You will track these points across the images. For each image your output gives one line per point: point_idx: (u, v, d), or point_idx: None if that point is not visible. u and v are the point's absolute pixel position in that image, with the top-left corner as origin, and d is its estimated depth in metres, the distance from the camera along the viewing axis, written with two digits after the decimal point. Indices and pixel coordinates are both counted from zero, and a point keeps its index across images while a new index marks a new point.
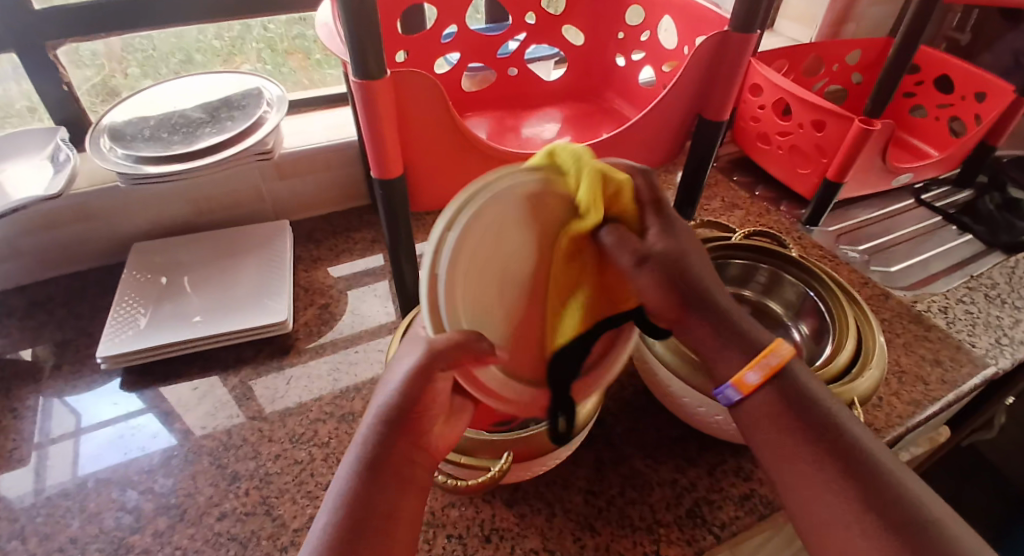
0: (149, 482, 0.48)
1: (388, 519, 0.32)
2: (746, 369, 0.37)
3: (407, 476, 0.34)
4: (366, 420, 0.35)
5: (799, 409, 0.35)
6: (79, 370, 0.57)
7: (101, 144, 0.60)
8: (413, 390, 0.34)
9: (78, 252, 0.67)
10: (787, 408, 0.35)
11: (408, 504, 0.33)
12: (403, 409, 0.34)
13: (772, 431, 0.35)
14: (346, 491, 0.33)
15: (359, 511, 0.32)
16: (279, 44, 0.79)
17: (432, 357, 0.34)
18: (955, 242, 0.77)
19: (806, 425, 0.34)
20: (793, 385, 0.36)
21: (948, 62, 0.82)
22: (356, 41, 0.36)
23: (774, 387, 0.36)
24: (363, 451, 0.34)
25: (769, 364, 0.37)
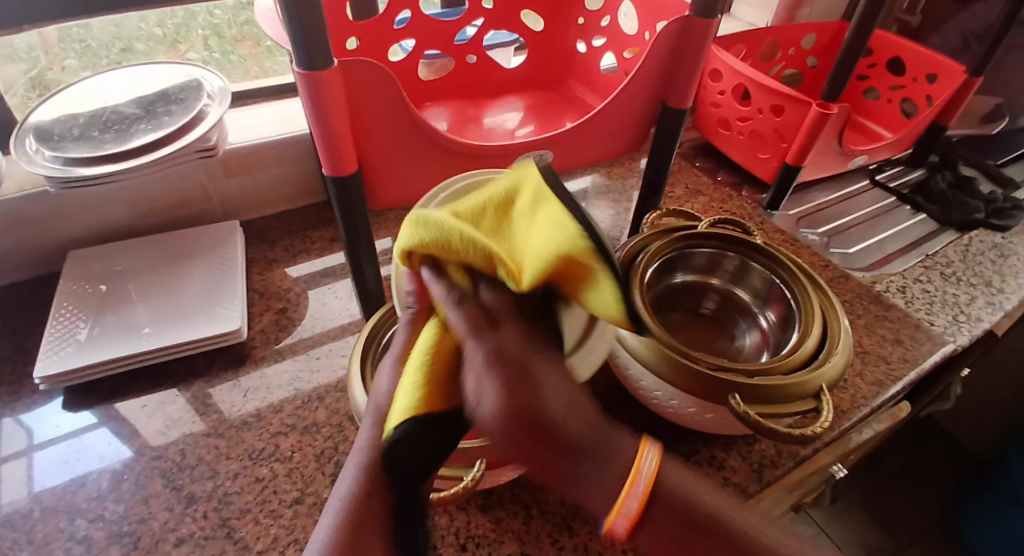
0: (98, 509, 0.44)
1: (392, 530, 0.30)
2: (609, 516, 0.28)
3: (414, 476, 0.31)
4: (364, 419, 0.32)
5: (693, 527, 0.28)
6: (15, 391, 0.53)
7: (26, 145, 0.55)
8: (410, 382, 0.32)
9: (8, 262, 0.61)
10: (672, 530, 0.28)
11: (415, 509, 0.31)
12: (403, 399, 0.32)
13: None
14: (348, 501, 0.30)
15: (366, 512, 0.30)
16: (226, 30, 0.75)
17: (414, 336, 0.32)
18: (909, 222, 0.80)
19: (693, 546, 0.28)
20: (671, 499, 0.28)
21: (900, 44, 0.84)
22: (298, 30, 0.34)
23: (653, 512, 0.28)
24: (368, 451, 0.31)
25: (639, 490, 0.28)
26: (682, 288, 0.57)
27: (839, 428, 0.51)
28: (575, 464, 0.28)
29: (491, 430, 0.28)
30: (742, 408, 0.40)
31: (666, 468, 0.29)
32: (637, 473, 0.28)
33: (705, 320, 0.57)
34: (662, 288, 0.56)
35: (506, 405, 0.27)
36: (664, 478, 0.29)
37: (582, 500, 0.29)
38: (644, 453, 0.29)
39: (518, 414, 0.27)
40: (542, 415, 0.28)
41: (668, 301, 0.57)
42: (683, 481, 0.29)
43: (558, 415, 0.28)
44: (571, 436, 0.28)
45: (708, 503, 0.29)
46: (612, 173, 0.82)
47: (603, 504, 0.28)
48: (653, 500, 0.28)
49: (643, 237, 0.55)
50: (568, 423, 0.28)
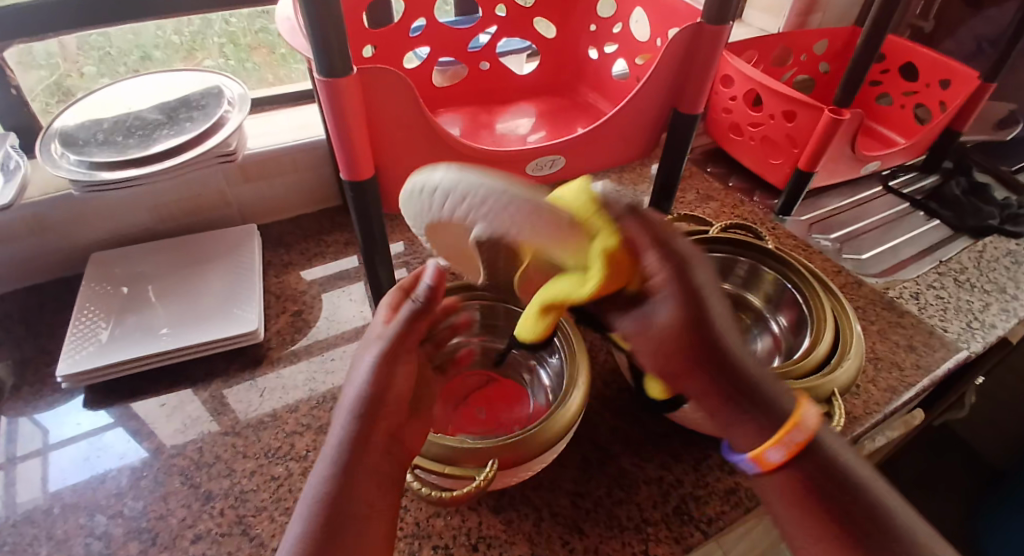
0: (118, 505, 0.45)
1: (365, 515, 0.34)
2: (765, 451, 0.33)
3: (381, 470, 0.36)
4: (339, 419, 0.37)
5: (824, 482, 0.33)
6: (38, 390, 0.54)
7: (52, 150, 0.56)
8: (381, 383, 0.38)
9: (32, 264, 0.63)
10: (802, 490, 0.33)
11: (384, 502, 0.35)
12: (372, 403, 0.37)
13: (780, 500, 0.34)
14: (322, 493, 0.34)
15: (339, 506, 0.33)
16: (242, 38, 0.76)
17: (395, 338, 0.40)
18: (923, 228, 0.79)
19: (817, 499, 0.32)
20: (818, 457, 0.33)
21: (912, 50, 0.83)
22: (319, 38, 0.35)
23: (799, 461, 0.33)
24: (340, 451, 0.35)
25: (793, 441, 0.33)
26: None
27: (853, 434, 0.50)
28: (737, 387, 0.34)
29: (658, 337, 0.34)
30: None
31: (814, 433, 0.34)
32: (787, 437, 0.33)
33: None
34: None
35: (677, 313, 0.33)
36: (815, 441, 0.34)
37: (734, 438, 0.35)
38: (797, 418, 0.33)
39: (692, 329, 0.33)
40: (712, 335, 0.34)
41: None
42: (830, 447, 0.34)
43: (728, 346, 0.34)
44: (752, 379, 0.34)
45: (839, 455, 0.34)
46: (623, 178, 0.82)
47: (754, 440, 0.34)
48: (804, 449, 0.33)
49: None
50: (741, 361, 0.34)
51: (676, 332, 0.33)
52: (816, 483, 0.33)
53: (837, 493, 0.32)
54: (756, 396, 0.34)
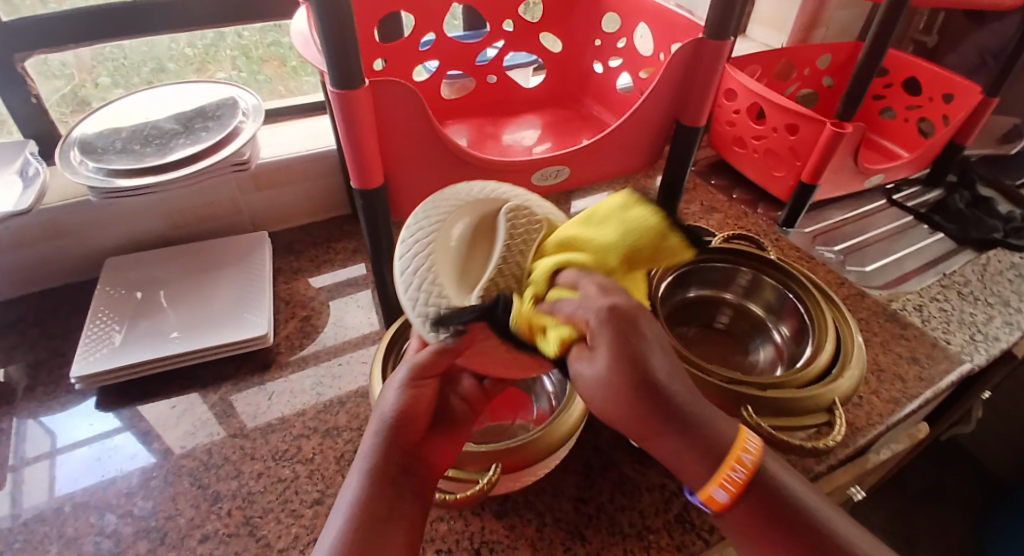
0: (127, 505, 0.46)
1: (393, 529, 0.32)
2: (707, 487, 0.28)
3: (407, 483, 0.34)
4: (369, 430, 0.36)
5: (776, 510, 0.29)
6: (51, 392, 0.56)
7: (71, 157, 0.58)
8: (408, 405, 0.36)
9: (48, 268, 0.65)
10: (763, 520, 0.29)
11: (409, 518, 0.33)
12: (402, 418, 0.36)
13: (743, 536, 0.29)
14: (353, 501, 0.33)
15: (366, 519, 0.32)
16: (254, 51, 0.78)
17: (421, 364, 0.36)
18: (926, 241, 0.80)
19: (777, 529, 0.29)
20: (768, 482, 0.29)
21: (915, 65, 0.84)
22: (333, 51, 0.36)
23: (749, 493, 0.29)
24: (371, 462, 0.34)
25: (745, 463, 0.29)
26: (696, 302, 0.58)
27: (856, 444, 0.51)
28: (677, 425, 0.28)
29: (606, 398, 0.28)
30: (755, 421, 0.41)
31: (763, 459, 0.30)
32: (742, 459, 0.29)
33: (720, 334, 0.58)
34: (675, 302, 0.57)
35: (617, 363, 0.27)
36: (764, 466, 0.30)
37: (679, 467, 0.29)
38: (745, 436, 0.30)
39: (635, 373, 0.27)
40: (648, 365, 0.28)
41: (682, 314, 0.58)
42: (774, 468, 0.30)
43: (665, 382, 0.28)
44: (693, 413, 0.28)
45: (797, 492, 0.30)
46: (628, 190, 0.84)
47: (699, 476, 0.29)
48: (756, 476, 0.29)
49: None
50: (673, 382, 0.29)
51: (621, 380, 0.27)
52: (774, 516, 0.29)
53: (803, 524, 0.29)
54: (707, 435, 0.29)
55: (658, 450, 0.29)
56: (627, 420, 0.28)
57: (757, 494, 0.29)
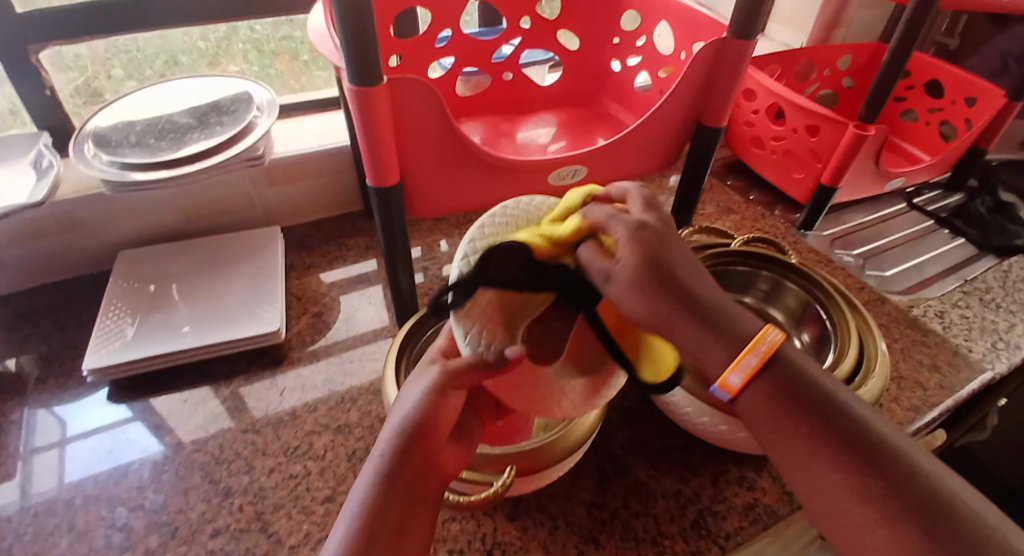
0: (139, 499, 0.46)
1: (396, 541, 0.32)
2: (726, 372, 0.34)
3: (419, 491, 0.33)
4: (385, 432, 0.35)
5: (791, 394, 0.33)
6: (64, 383, 0.56)
7: (86, 150, 0.58)
8: (432, 408, 0.35)
9: (63, 260, 0.65)
10: (781, 401, 0.33)
11: (418, 521, 0.33)
12: (422, 424, 0.35)
13: (763, 420, 0.34)
14: (364, 501, 0.32)
15: (373, 522, 0.32)
16: (266, 45, 0.77)
17: (447, 371, 0.35)
18: (948, 246, 0.78)
19: (802, 412, 0.32)
20: (788, 369, 0.34)
21: (938, 67, 0.83)
22: (353, 47, 0.35)
23: (769, 376, 0.33)
24: (384, 466, 0.33)
25: (760, 351, 0.33)
26: None
27: None
28: (703, 316, 0.35)
29: (636, 303, 0.35)
30: None
31: (783, 347, 0.34)
32: (759, 344, 0.34)
33: None
34: None
35: (642, 258, 0.35)
36: (783, 352, 0.34)
37: (701, 360, 0.35)
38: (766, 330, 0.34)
39: (659, 265, 0.35)
40: (673, 266, 0.36)
41: None
42: (794, 361, 0.34)
43: (686, 277, 0.36)
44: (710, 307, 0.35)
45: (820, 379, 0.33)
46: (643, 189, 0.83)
47: (719, 365, 0.34)
48: (771, 364, 0.34)
49: None
50: (693, 282, 0.36)
51: (643, 274, 0.35)
52: (790, 401, 0.33)
53: (822, 409, 0.32)
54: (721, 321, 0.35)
55: (681, 344, 0.36)
56: (656, 308, 0.35)
57: (768, 381, 0.33)
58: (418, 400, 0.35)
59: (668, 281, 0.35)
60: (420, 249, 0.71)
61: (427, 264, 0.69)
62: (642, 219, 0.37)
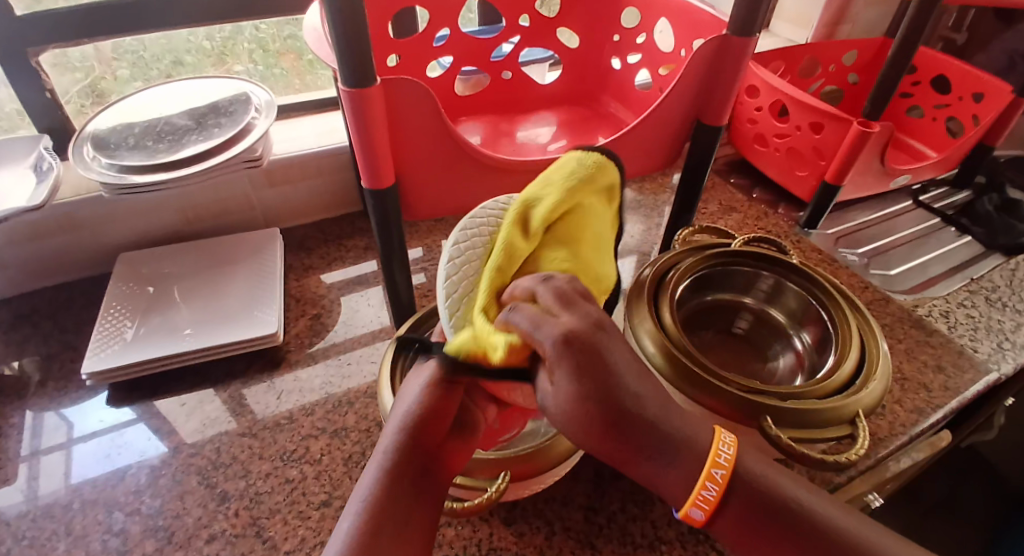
0: (136, 503, 0.46)
1: (405, 535, 0.31)
2: (686, 506, 0.30)
3: (424, 486, 0.33)
4: (389, 426, 0.35)
5: (761, 516, 0.30)
6: (64, 386, 0.56)
7: (84, 153, 0.58)
8: (435, 401, 0.35)
9: (64, 262, 0.65)
10: (749, 525, 0.30)
11: (424, 515, 0.33)
12: (425, 418, 0.34)
13: (740, 548, 0.31)
14: (370, 497, 0.32)
15: (380, 516, 0.31)
16: (271, 44, 0.77)
17: (450, 364, 0.35)
18: (954, 244, 0.77)
19: (781, 539, 0.29)
20: (751, 488, 0.30)
21: (944, 62, 0.81)
22: (344, 48, 0.35)
23: (731, 503, 0.30)
24: (388, 460, 0.33)
25: (719, 477, 0.30)
26: (714, 307, 0.57)
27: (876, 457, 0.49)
28: (658, 444, 0.30)
29: (569, 422, 0.29)
30: (776, 432, 0.39)
31: (739, 458, 0.31)
32: (718, 460, 0.30)
33: (739, 340, 0.56)
34: (693, 306, 0.55)
35: (580, 395, 0.28)
36: (741, 466, 0.31)
37: (659, 488, 0.31)
38: (720, 438, 0.31)
39: (602, 397, 0.29)
40: (617, 388, 0.29)
41: (699, 319, 0.56)
42: (756, 473, 0.31)
43: (632, 395, 0.30)
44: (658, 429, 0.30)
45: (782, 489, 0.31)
46: (644, 188, 0.82)
47: (676, 495, 0.30)
48: (729, 486, 0.30)
49: (673, 254, 0.55)
50: (632, 395, 0.30)
51: (587, 411, 0.28)
52: (761, 528, 0.30)
53: (795, 525, 0.30)
54: (667, 446, 0.30)
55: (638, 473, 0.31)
56: (600, 448, 0.30)
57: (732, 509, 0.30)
58: (422, 392, 0.35)
59: (614, 417, 0.29)
60: (419, 250, 0.71)
61: (426, 266, 0.69)
62: (568, 326, 0.28)
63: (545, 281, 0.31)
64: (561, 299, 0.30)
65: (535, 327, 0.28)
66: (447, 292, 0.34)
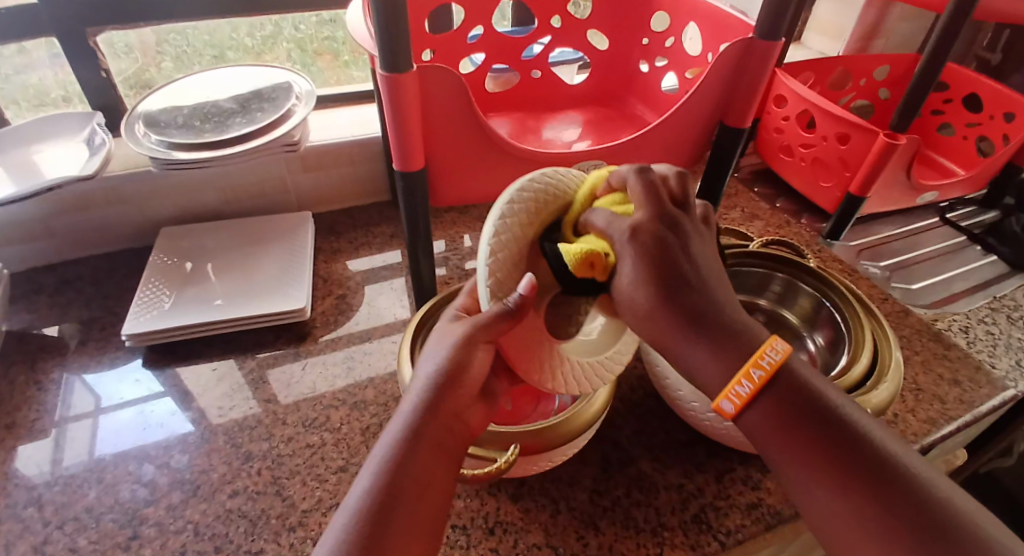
0: (165, 457, 0.49)
1: (421, 497, 0.33)
2: (719, 397, 0.34)
3: (444, 447, 0.35)
4: (415, 388, 0.37)
5: (798, 418, 0.32)
6: (102, 347, 0.59)
7: (136, 130, 0.62)
8: (462, 357, 0.37)
9: (108, 234, 0.69)
10: (783, 417, 0.32)
11: (440, 474, 0.34)
12: (450, 377, 0.37)
13: (766, 440, 0.33)
14: (388, 456, 0.34)
15: (397, 478, 0.33)
16: (309, 44, 0.81)
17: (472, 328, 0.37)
18: (979, 263, 0.76)
19: (804, 432, 0.31)
20: (790, 385, 0.33)
21: (977, 81, 0.81)
22: (385, 36, 0.37)
23: (769, 394, 0.33)
24: (408, 422, 0.35)
25: (756, 377, 0.33)
26: None
27: None
28: (705, 328, 0.34)
29: (629, 295, 0.36)
30: None
31: (788, 360, 0.34)
32: (760, 362, 0.33)
33: None
34: None
35: (642, 280, 0.35)
36: (785, 370, 0.33)
37: (702, 378, 0.34)
38: (770, 345, 0.33)
39: (660, 282, 0.34)
40: (678, 276, 0.35)
41: None
42: (800, 372, 0.34)
43: (692, 282, 0.35)
44: (712, 314, 0.34)
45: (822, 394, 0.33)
46: None
47: (714, 386, 0.34)
48: (771, 387, 0.33)
49: None
50: (691, 278, 0.35)
51: (647, 291, 0.35)
52: (792, 426, 0.32)
53: (825, 432, 0.31)
54: (716, 331, 0.34)
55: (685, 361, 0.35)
56: (655, 327, 0.35)
57: (766, 402, 0.33)
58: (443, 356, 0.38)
59: (669, 303, 0.34)
60: (444, 241, 0.75)
61: (449, 256, 0.73)
62: (637, 221, 0.35)
63: (640, 170, 0.37)
64: (645, 189, 0.37)
65: (609, 224, 0.36)
66: (491, 270, 0.36)
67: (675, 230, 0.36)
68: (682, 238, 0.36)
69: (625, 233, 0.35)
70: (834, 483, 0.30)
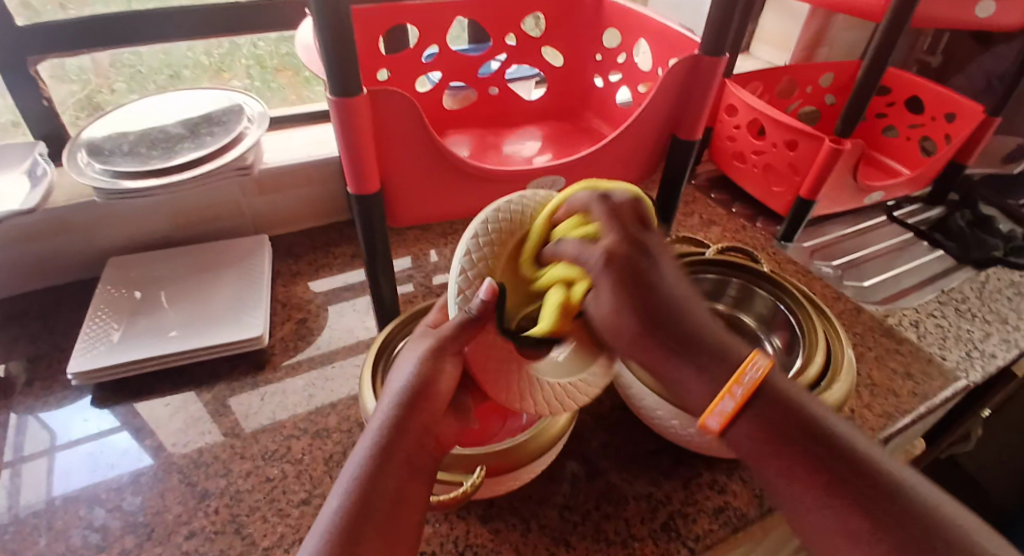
0: (117, 499, 0.47)
1: (396, 513, 0.32)
2: (704, 414, 0.33)
3: (416, 462, 0.35)
4: (383, 404, 0.36)
5: (783, 432, 0.31)
6: (49, 387, 0.56)
7: (78, 159, 0.59)
8: (424, 373, 0.37)
9: (53, 266, 0.66)
10: (767, 433, 0.31)
11: (413, 489, 0.34)
12: (419, 391, 0.36)
13: (754, 457, 0.32)
14: (358, 474, 0.33)
15: (367, 495, 0.32)
16: (268, 61, 0.80)
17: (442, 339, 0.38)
18: (926, 258, 0.79)
19: (785, 443, 0.31)
20: (773, 398, 0.32)
21: (918, 84, 0.85)
22: (333, 61, 0.37)
23: (754, 409, 0.32)
24: (379, 438, 0.34)
25: (740, 391, 0.32)
26: None
27: None
28: (687, 343, 0.35)
29: (610, 323, 0.37)
30: None
31: (771, 375, 0.33)
32: (742, 377, 0.32)
33: None
34: None
35: (617, 307, 0.36)
36: (768, 385, 0.33)
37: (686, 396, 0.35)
38: (752, 360, 0.33)
39: (638, 309, 0.36)
40: (653, 296, 0.36)
41: None
42: (785, 385, 0.33)
43: (670, 302, 0.36)
44: (695, 331, 0.35)
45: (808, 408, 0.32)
46: None
47: (702, 402, 0.34)
48: (755, 400, 0.32)
49: None
50: (667, 297, 0.36)
51: (622, 318, 0.36)
52: (778, 439, 0.31)
53: (807, 445, 0.30)
54: (700, 349, 0.35)
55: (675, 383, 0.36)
56: (641, 351, 0.36)
57: (752, 416, 0.32)
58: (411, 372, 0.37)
59: (648, 326, 0.35)
60: (407, 259, 0.74)
61: (413, 274, 0.72)
62: (609, 246, 0.37)
63: (601, 197, 0.39)
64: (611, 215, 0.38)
65: (581, 251, 0.38)
66: (463, 268, 0.39)
67: (651, 249, 0.38)
68: (664, 259, 0.38)
69: (598, 257, 0.37)
70: (818, 492, 0.29)
